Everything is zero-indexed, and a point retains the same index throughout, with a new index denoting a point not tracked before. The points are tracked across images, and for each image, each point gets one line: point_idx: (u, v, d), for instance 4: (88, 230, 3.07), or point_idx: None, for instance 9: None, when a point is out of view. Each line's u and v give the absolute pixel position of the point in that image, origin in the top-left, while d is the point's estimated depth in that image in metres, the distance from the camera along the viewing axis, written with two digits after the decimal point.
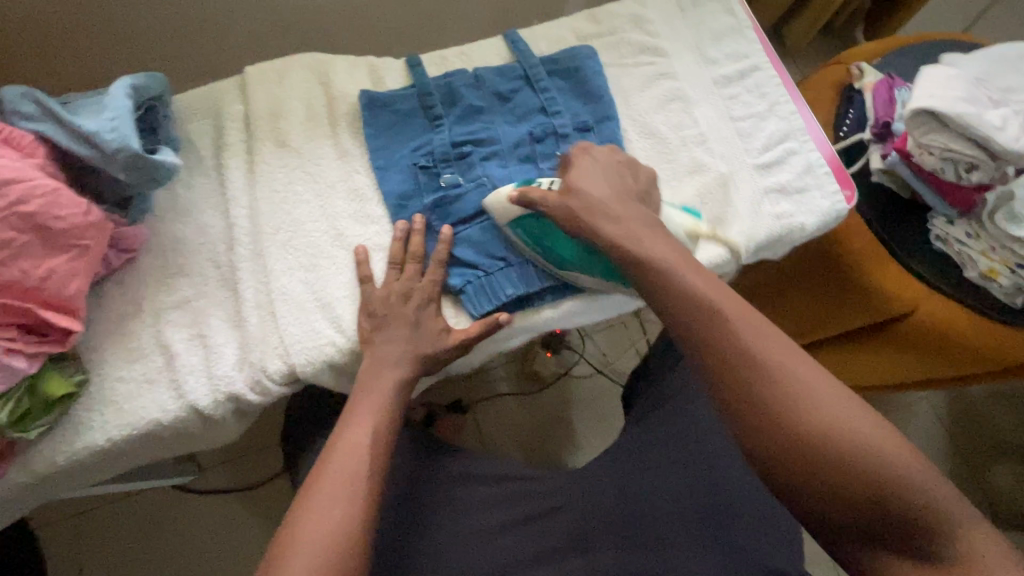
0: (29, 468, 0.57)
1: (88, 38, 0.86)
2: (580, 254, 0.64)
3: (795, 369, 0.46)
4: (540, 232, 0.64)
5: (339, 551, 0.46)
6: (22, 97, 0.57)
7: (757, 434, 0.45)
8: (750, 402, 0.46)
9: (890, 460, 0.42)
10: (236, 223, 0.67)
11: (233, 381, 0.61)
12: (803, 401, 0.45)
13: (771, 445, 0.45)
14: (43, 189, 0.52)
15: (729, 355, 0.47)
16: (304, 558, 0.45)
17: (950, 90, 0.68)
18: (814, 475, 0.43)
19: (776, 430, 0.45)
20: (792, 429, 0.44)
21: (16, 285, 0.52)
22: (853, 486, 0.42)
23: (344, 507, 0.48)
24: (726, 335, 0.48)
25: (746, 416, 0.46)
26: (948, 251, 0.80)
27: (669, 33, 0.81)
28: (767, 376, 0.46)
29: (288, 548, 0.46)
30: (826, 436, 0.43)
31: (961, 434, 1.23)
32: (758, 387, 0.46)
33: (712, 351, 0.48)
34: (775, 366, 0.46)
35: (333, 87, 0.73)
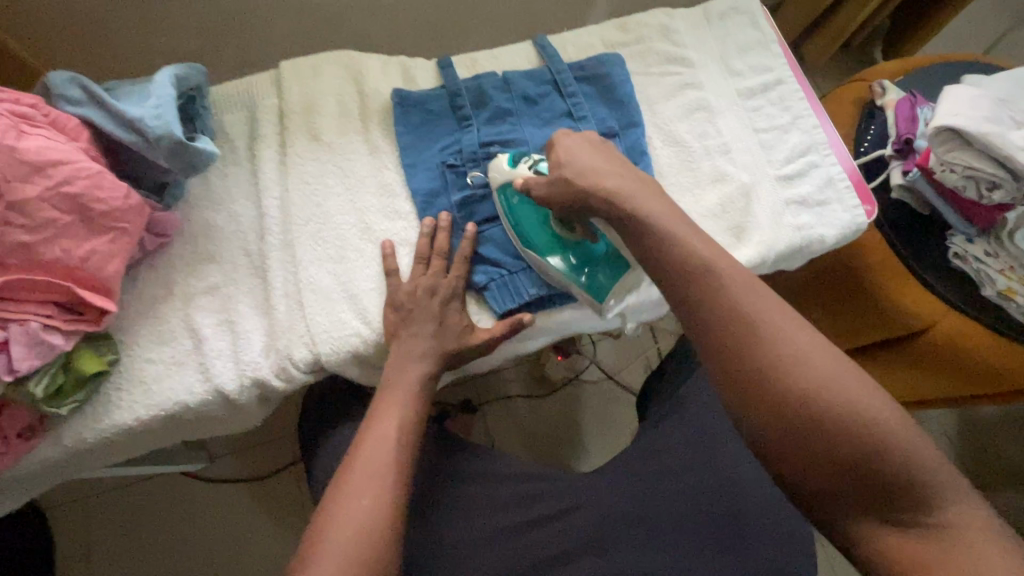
0: (59, 443, 0.58)
1: (125, 29, 0.88)
2: (546, 242, 0.65)
3: (808, 358, 0.45)
4: (519, 209, 0.66)
5: (366, 541, 0.47)
6: (68, 81, 0.59)
7: (767, 426, 0.44)
8: (761, 394, 0.45)
9: (901, 449, 0.41)
10: (267, 213, 0.68)
11: (260, 367, 0.62)
12: (817, 391, 0.43)
13: (755, 404, 0.45)
14: (89, 171, 0.54)
15: (742, 347, 0.46)
16: (335, 545, 0.47)
17: (975, 109, 0.69)
18: (827, 466, 0.42)
19: (788, 422, 0.44)
20: (803, 420, 0.43)
21: (59, 264, 0.53)
22: (863, 477, 0.42)
23: (371, 497, 0.50)
24: (737, 325, 0.47)
25: (756, 408, 0.45)
26: (966, 268, 0.80)
27: (695, 44, 0.83)
28: (779, 368, 0.44)
29: (320, 538, 0.47)
30: (838, 427, 0.42)
31: (970, 453, 1.23)
32: (771, 380, 0.44)
33: (724, 341, 0.47)
34: (786, 357, 0.45)
35: (366, 84, 0.75)
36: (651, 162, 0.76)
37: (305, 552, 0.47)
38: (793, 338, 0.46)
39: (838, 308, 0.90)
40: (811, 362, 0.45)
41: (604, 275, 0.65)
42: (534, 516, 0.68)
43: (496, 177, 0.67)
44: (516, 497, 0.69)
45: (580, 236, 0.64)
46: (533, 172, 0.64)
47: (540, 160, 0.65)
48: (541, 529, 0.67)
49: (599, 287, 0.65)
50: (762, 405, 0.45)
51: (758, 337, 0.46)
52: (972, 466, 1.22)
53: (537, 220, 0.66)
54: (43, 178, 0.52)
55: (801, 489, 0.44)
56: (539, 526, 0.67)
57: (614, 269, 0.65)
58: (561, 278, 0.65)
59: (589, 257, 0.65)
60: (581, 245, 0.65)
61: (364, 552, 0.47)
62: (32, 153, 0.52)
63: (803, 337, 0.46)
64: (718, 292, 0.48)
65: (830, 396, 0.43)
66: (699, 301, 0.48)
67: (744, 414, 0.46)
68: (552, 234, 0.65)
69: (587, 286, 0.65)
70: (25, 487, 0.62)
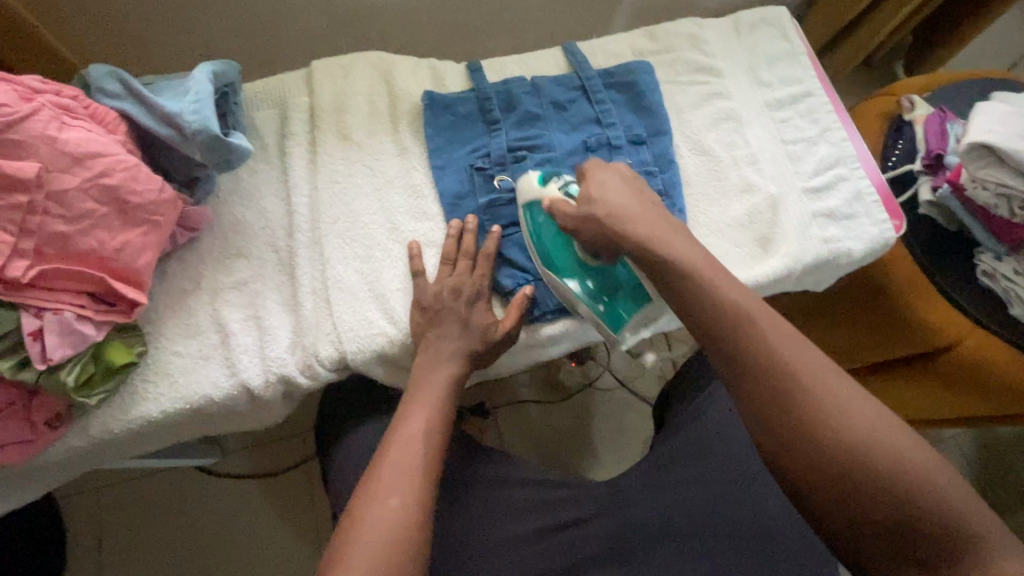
0: (86, 432, 0.59)
1: (157, 28, 0.89)
2: (573, 268, 0.65)
3: (826, 386, 0.46)
4: (545, 228, 0.66)
5: (396, 541, 0.47)
6: (108, 76, 0.59)
7: (785, 452, 0.46)
8: (779, 421, 0.46)
9: (920, 478, 0.42)
10: (296, 210, 0.68)
11: (286, 364, 0.63)
12: (850, 438, 0.44)
13: (792, 452, 0.45)
14: (126, 164, 0.54)
15: (761, 375, 0.47)
16: (366, 545, 0.47)
17: (1008, 127, 0.68)
18: (844, 493, 0.43)
19: (806, 450, 0.45)
20: (821, 448, 0.44)
21: (93, 254, 0.53)
22: (880, 505, 0.42)
23: (401, 498, 0.50)
24: (756, 353, 0.48)
25: (774, 435, 0.46)
26: (994, 287, 0.79)
27: (724, 54, 0.83)
28: (797, 397, 0.46)
29: (351, 537, 0.47)
30: (857, 456, 0.43)
31: (988, 474, 1.21)
32: (789, 408, 0.46)
33: (743, 369, 0.48)
34: (805, 386, 0.46)
35: (395, 86, 0.75)
36: (678, 170, 0.75)
37: (335, 552, 0.47)
38: (812, 367, 0.47)
39: (860, 322, 0.89)
40: (829, 391, 0.45)
41: (623, 305, 0.65)
42: (553, 523, 0.67)
43: (524, 193, 0.66)
44: (535, 504, 0.69)
45: (605, 264, 0.64)
46: (562, 195, 0.64)
47: (570, 182, 0.65)
48: (560, 537, 0.67)
49: (617, 318, 0.65)
50: (781, 433, 0.46)
51: (778, 366, 0.47)
52: (991, 487, 1.20)
53: (562, 245, 0.66)
54: (82, 169, 0.52)
55: (820, 516, 0.45)
56: (557, 534, 0.67)
57: (633, 300, 0.65)
58: (579, 302, 0.64)
59: (609, 286, 0.65)
60: (605, 273, 0.65)
61: (393, 552, 0.47)
62: (72, 145, 0.52)
63: (823, 368, 0.47)
64: (740, 320, 0.49)
65: (848, 425, 0.44)
66: (718, 328, 0.50)
67: (762, 440, 0.47)
68: (578, 261, 0.65)
69: (606, 314, 0.65)
70: (50, 475, 0.63)
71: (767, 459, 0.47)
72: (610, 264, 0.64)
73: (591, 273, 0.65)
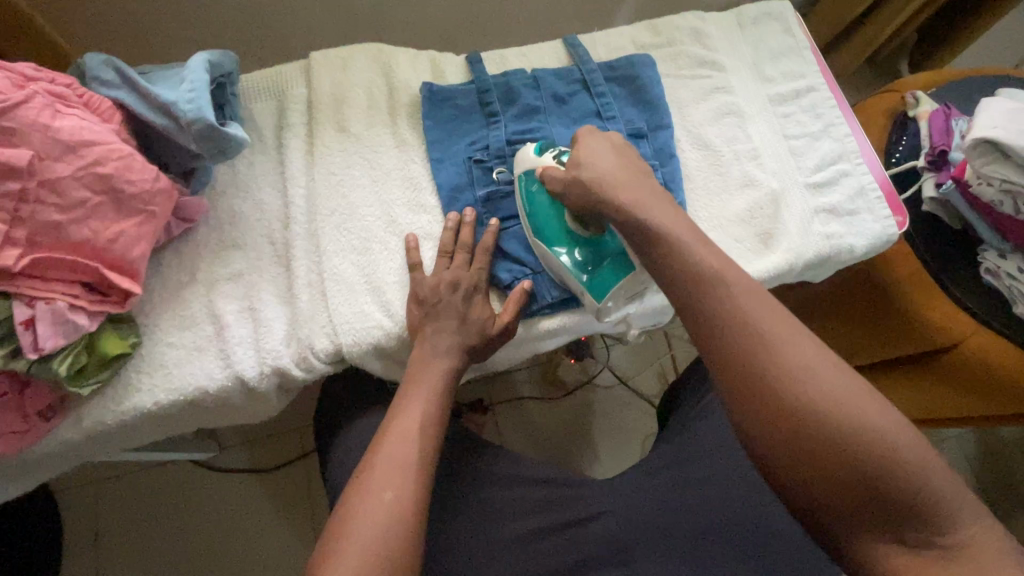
0: (80, 424, 0.58)
1: (155, 19, 0.89)
2: (561, 236, 0.63)
3: (808, 363, 0.44)
4: (537, 197, 0.65)
5: (390, 535, 0.47)
6: (104, 65, 0.59)
7: (766, 432, 0.44)
8: (760, 400, 0.45)
9: (900, 455, 0.41)
10: (293, 202, 0.68)
11: (281, 356, 0.62)
12: (825, 410, 0.43)
13: (767, 424, 0.44)
14: (120, 153, 0.53)
15: (743, 353, 0.46)
16: (359, 538, 0.46)
17: (1014, 122, 0.67)
18: (826, 473, 0.42)
19: (788, 430, 0.43)
20: (803, 427, 0.43)
21: (87, 244, 0.53)
22: (863, 484, 0.41)
23: (395, 491, 0.49)
24: (739, 330, 0.46)
25: (752, 414, 0.45)
26: (999, 285, 0.78)
27: (727, 49, 0.82)
28: (779, 374, 0.44)
29: (344, 530, 0.47)
30: (838, 435, 0.42)
31: (989, 475, 1.20)
32: (771, 386, 0.44)
33: (725, 347, 0.47)
34: (787, 364, 0.44)
35: (395, 78, 0.75)
36: (679, 165, 0.75)
37: (328, 545, 0.47)
38: (794, 345, 0.45)
39: (862, 321, 0.88)
40: (812, 369, 0.44)
41: (607, 274, 0.62)
42: (549, 520, 0.67)
43: (522, 164, 0.66)
44: (532, 500, 0.68)
45: (593, 234, 0.63)
46: (556, 164, 0.63)
47: (565, 152, 0.65)
48: (556, 534, 0.66)
49: (600, 286, 0.62)
50: (760, 413, 0.44)
51: (759, 344, 0.45)
52: (992, 488, 1.19)
53: (553, 213, 0.64)
54: (75, 157, 0.52)
55: (799, 498, 0.44)
56: (553, 531, 0.66)
57: (619, 268, 0.62)
58: (565, 272, 0.63)
59: (596, 256, 0.63)
60: (593, 243, 0.63)
61: (387, 546, 0.46)
62: (66, 133, 0.51)
63: (806, 346, 0.45)
64: (723, 299, 0.48)
65: (830, 403, 0.43)
66: (701, 306, 0.48)
67: (742, 420, 0.46)
68: (567, 229, 0.63)
69: (589, 283, 0.63)
70: (43, 467, 0.62)
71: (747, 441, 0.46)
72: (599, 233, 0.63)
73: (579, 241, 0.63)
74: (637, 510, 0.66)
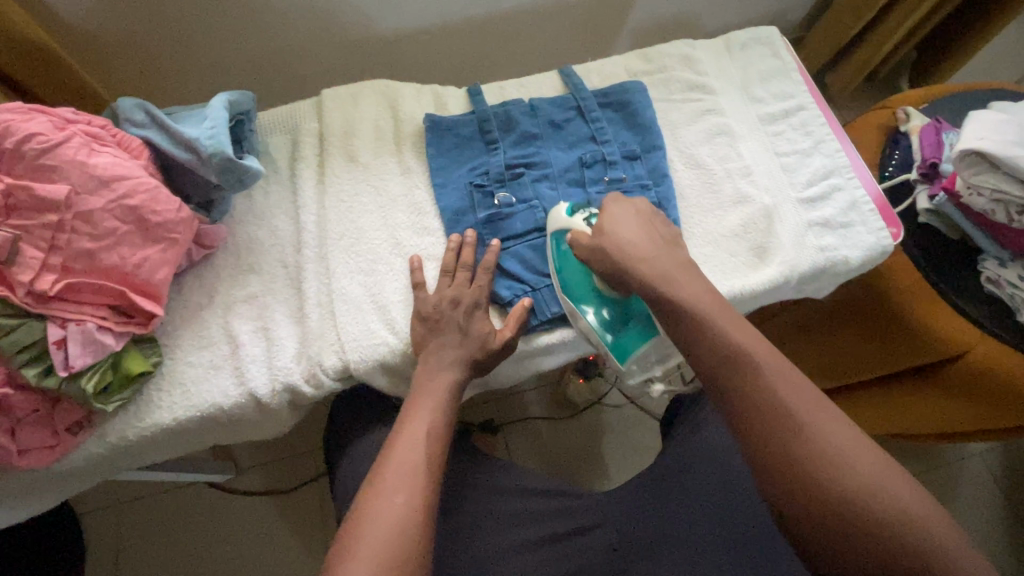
0: (104, 438, 0.62)
1: (180, 66, 0.96)
2: (590, 296, 0.67)
3: (810, 411, 0.49)
4: (567, 257, 0.69)
5: (401, 536, 0.49)
6: (135, 107, 0.64)
7: (764, 455, 0.49)
8: (766, 437, 0.49)
9: (903, 509, 0.44)
10: (305, 227, 0.72)
11: (292, 372, 0.65)
12: (823, 448, 0.47)
13: (769, 456, 0.48)
14: (147, 186, 0.58)
15: (756, 407, 0.50)
16: (372, 543, 0.48)
17: (1001, 134, 0.68)
18: (823, 506, 0.46)
19: (792, 469, 0.47)
20: (818, 480, 0.46)
21: (115, 269, 0.57)
22: (870, 535, 0.44)
23: (405, 495, 0.51)
24: (754, 384, 0.50)
25: (769, 464, 0.48)
26: (1001, 294, 0.78)
27: (716, 73, 0.86)
28: (781, 417, 0.49)
29: (357, 537, 0.49)
30: (847, 486, 0.45)
31: (1017, 494, 1.16)
32: (778, 426, 0.49)
33: (729, 385, 0.52)
34: (795, 414, 0.49)
35: (400, 110, 0.80)
36: (672, 184, 0.77)
37: (342, 550, 0.49)
38: (808, 403, 0.49)
39: (865, 334, 0.88)
40: (824, 426, 0.48)
41: (631, 337, 0.66)
42: (553, 533, 0.68)
43: (552, 223, 0.69)
44: (534, 512, 0.69)
45: (621, 296, 0.66)
46: (585, 229, 0.66)
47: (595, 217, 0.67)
48: (557, 546, 0.67)
49: (625, 349, 0.66)
50: (777, 464, 0.48)
51: (773, 398, 0.49)
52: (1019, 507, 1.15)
53: (583, 277, 0.67)
54: (107, 191, 0.56)
55: (810, 545, 0.47)
56: (556, 545, 0.67)
57: (643, 334, 0.65)
58: (591, 333, 0.66)
59: (623, 317, 0.66)
60: (620, 304, 0.67)
61: (397, 549, 0.48)
62: (100, 169, 0.56)
63: (819, 405, 0.49)
64: (738, 353, 0.52)
65: (841, 459, 0.46)
66: (724, 365, 0.52)
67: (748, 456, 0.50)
68: (595, 290, 0.67)
69: (613, 346, 0.66)
70: (69, 482, 0.65)
71: (761, 488, 0.49)
72: (627, 297, 0.66)
73: (607, 302, 0.66)
74: (633, 522, 0.67)
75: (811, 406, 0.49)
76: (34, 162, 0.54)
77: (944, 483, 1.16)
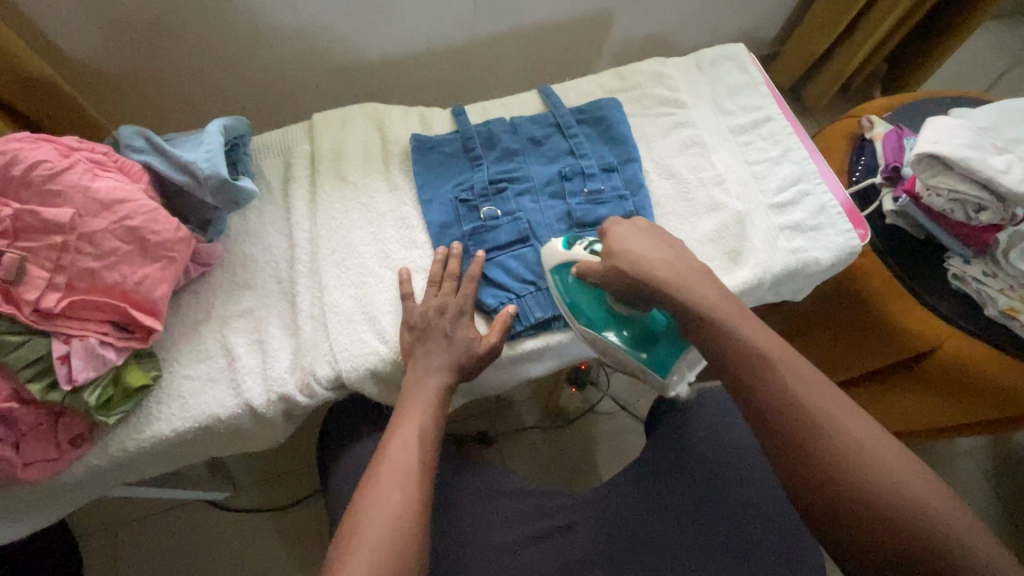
0: (105, 451, 0.64)
1: (178, 95, 1.00)
2: (606, 316, 0.68)
3: (801, 385, 0.53)
4: (574, 286, 0.69)
5: (396, 531, 0.51)
6: (136, 134, 0.68)
7: (763, 419, 0.54)
8: (766, 405, 0.53)
9: (884, 468, 0.49)
10: (297, 244, 0.76)
11: (286, 383, 0.68)
12: (812, 413, 0.52)
13: (769, 419, 0.53)
14: (147, 208, 0.61)
15: (752, 371, 0.55)
16: (369, 538, 0.50)
17: (954, 137, 0.72)
18: (815, 467, 0.50)
19: (788, 431, 0.52)
20: (815, 449, 0.51)
21: (116, 287, 0.60)
22: (857, 491, 0.49)
23: (399, 493, 0.54)
24: (743, 354, 0.56)
25: (792, 466, 0.51)
26: (967, 290, 0.81)
27: (688, 88, 0.90)
28: (773, 387, 0.53)
29: (354, 534, 0.51)
30: (859, 475, 0.49)
31: (1008, 491, 1.18)
32: (775, 396, 0.53)
33: (726, 356, 0.56)
34: (789, 387, 0.53)
35: (387, 132, 0.84)
36: (648, 194, 0.81)
37: (340, 547, 0.51)
38: (796, 375, 0.54)
39: (845, 333, 0.91)
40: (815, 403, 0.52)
41: (665, 352, 0.67)
42: (543, 532, 0.69)
43: (551, 258, 0.70)
44: (525, 513, 0.71)
45: (639, 314, 0.67)
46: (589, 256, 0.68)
47: (595, 243, 0.69)
48: (550, 542, 0.69)
49: (661, 365, 0.67)
50: (798, 465, 0.51)
51: (768, 370, 0.54)
52: (1011, 505, 1.17)
53: (593, 299, 0.69)
54: (110, 213, 0.59)
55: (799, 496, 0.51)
56: (547, 544, 0.69)
57: (674, 347, 0.67)
58: (620, 352, 0.68)
59: (649, 335, 0.67)
60: (640, 321, 0.67)
61: (394, 545, 0.50)
62: (103, 193, 0.59)
63: (828, 398, 0.53)
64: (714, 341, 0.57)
65: (833, 426, 0.51)
66: (749, 390, 0.54)
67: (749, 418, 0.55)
68: (610, 309, 0.68)
69: (648, 361, 0.67)
70: (70, 495, 0.67)
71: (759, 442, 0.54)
72: (646, 314, 0.67)
73: (628, 319, 0.67)
74: (623, 516, 0.69)
75: (805, 381, 0.53)
76: (41, 187, 0.58)
77: None
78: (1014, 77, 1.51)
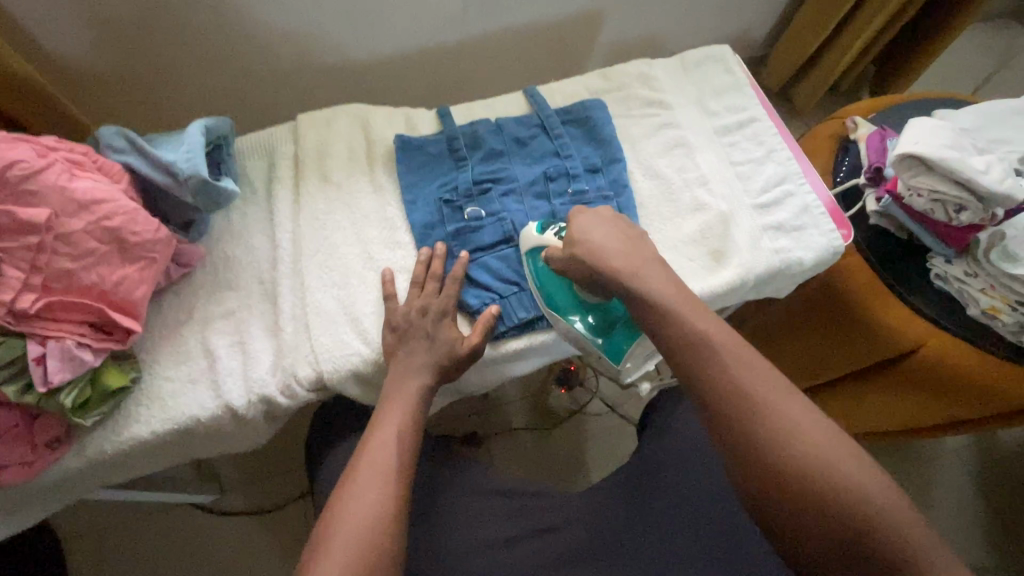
0: (82, 453, 0.63)
1: (163, 95, 1.00)
2: (571, 303, 0.70)
3: (768, 398, 0.51)
4: (544, 272, 0.71)
5: (371, 534, 0.51)
6: (115, 134, 0.68)
7: (731, 440, 0.52)
8: (734, 422, 0.52)
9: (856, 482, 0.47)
10: (280, 245, 0.75)
11: (267, 384, 0.68)
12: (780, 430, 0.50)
13: (737, 438, 0.51)
14: (126, 208, 0.61)
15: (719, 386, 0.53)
16: (344, 541, 0.50)
17: (936, 138, 0.73)
18: (786, 488, 0.48)
19: (756, 451, 0.50)
20: (785, 469, 0.49)
21: (94, 288, 0.60)
22: (830, 511, 0.47)
23: (376, 495, 0.53)
24: (708, 366, 0.54)
25: (762, 485, 0.50)
26: (950, 289, 0.82)
27: (673, 89, 0.91)
28: (740, 403, 0.52)
29: (329, 537, 0.51)
30: (832, 493, 0.47)
31: (995, 490, 1.18)
32: (743, 413, 0.51)
33: (692, 371, 0.55)
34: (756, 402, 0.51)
35: (372, 132, 0.84)
36: (633, 194, 0.81)
37: (313, 551, 0.50)
38: (764, 388, 0.52)
39: (829, 332, 0.91)
40: (785, 415, 0.51)
41: (621, 340, 0.71)
42: (526, 533, 0.69)
43: (526, 243, 0.72)
44: (508, 514, 0.71)
45: (601, 302, 0.70)
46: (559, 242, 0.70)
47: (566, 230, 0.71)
48: (532, 543, 0.69)
49: (615, 351, 0.72)
50: (768, 485, 0.49)
51: (734, 384, 0.52)
52: (997, 504, 1.17)
53: (562, 287, 0.71)
54: (87, 214, 0.59)
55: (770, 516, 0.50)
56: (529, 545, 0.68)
57: (628, 334, 0.71)
58: (581, 338, 0.71)
59: (608, 322, 0.71)
60: (602, 308, 0.70)
61: (369, 547, 0.50)
62: (80, 193, 0.59)
63: (798, 411, 0.51)
64: None
65: (801, 442, 0.49)
66: (731, 416, 0.52)
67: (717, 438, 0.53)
68: (576, 297, 0.70)
69: (605, 347, 0.71)
70: (47, 498, 0.67)
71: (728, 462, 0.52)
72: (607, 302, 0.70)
73: (590, 307, 0.70)
74: (606, 517, 0.69)
75: (773, 394, 0.52)
76: (17, 188, 0.57)
77: (923, 482, 1.17)
78: (1001, 79, 1.53)
